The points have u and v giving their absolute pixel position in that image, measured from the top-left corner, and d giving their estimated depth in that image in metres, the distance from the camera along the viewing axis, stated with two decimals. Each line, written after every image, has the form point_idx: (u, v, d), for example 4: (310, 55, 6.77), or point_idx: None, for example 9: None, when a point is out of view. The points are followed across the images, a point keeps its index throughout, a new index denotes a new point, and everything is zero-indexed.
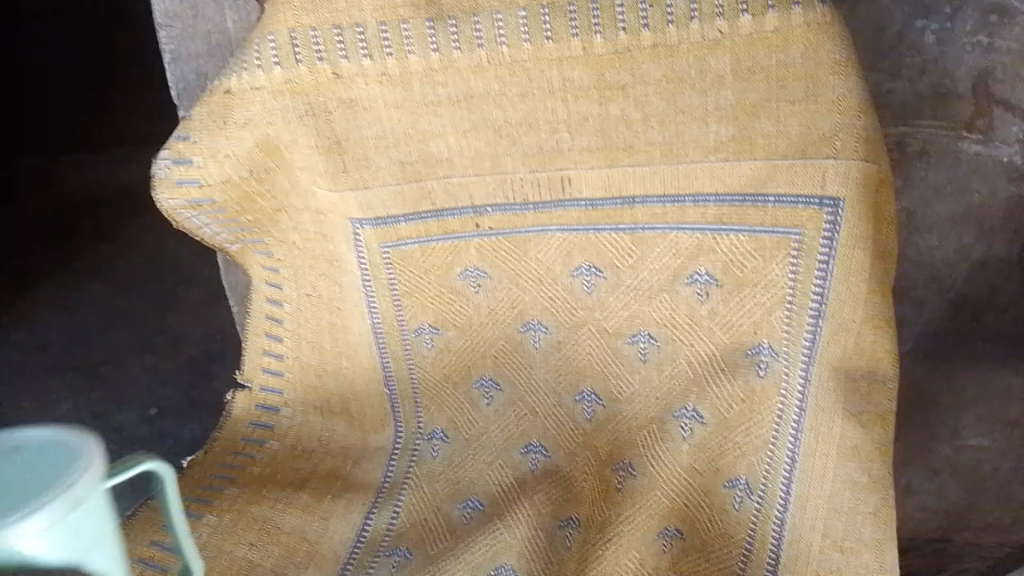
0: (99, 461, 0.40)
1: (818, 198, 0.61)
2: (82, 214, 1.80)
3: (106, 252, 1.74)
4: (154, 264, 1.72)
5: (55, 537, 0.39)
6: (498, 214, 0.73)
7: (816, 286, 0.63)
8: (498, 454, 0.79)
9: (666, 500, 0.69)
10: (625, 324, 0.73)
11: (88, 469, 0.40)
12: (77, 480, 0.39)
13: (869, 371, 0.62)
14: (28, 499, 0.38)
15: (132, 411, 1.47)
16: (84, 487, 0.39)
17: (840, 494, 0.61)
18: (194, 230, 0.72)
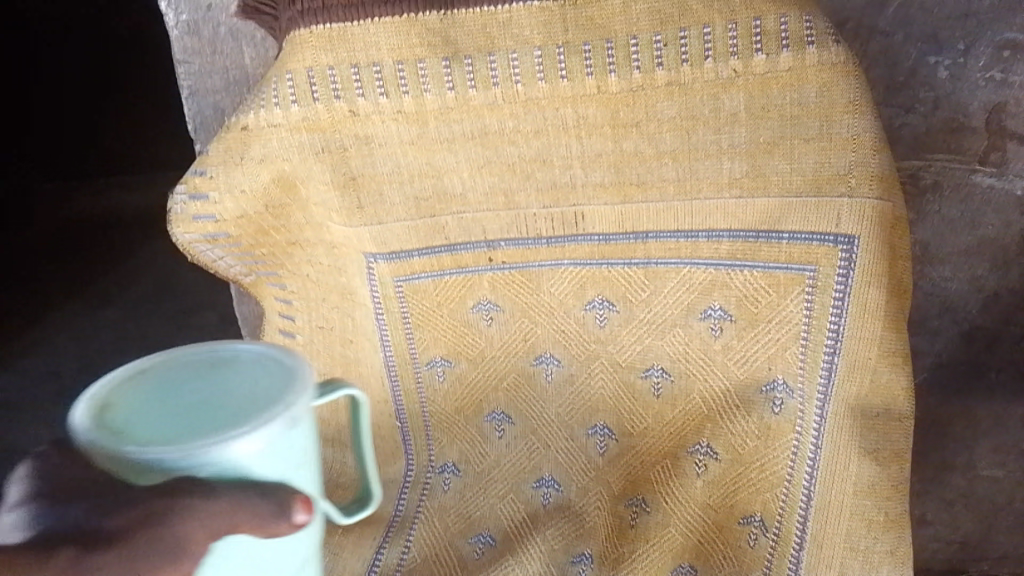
0: (309, 380, 0.39)
1: (833, 236, 0.61)
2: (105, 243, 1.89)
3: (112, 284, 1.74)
4: (163, 287, 1.77)
5: (273, 454, 0.36)
6: (512, 248, 0.73)
7: (831, 323, 0.62)
8: (509, 488, 0.78)
9: (680, 536, 0.69)
10: (638, 358, 0.73)
11: (303, 386, 0.38)
12: (295, 395, 0.37)
13: (885, 409, 0.61)
14: (255, 400, 0.37)
15: None
16: (300, 404, 0.37)
17: (856, 532, 0.61)
18: (208, 263, 0.72)
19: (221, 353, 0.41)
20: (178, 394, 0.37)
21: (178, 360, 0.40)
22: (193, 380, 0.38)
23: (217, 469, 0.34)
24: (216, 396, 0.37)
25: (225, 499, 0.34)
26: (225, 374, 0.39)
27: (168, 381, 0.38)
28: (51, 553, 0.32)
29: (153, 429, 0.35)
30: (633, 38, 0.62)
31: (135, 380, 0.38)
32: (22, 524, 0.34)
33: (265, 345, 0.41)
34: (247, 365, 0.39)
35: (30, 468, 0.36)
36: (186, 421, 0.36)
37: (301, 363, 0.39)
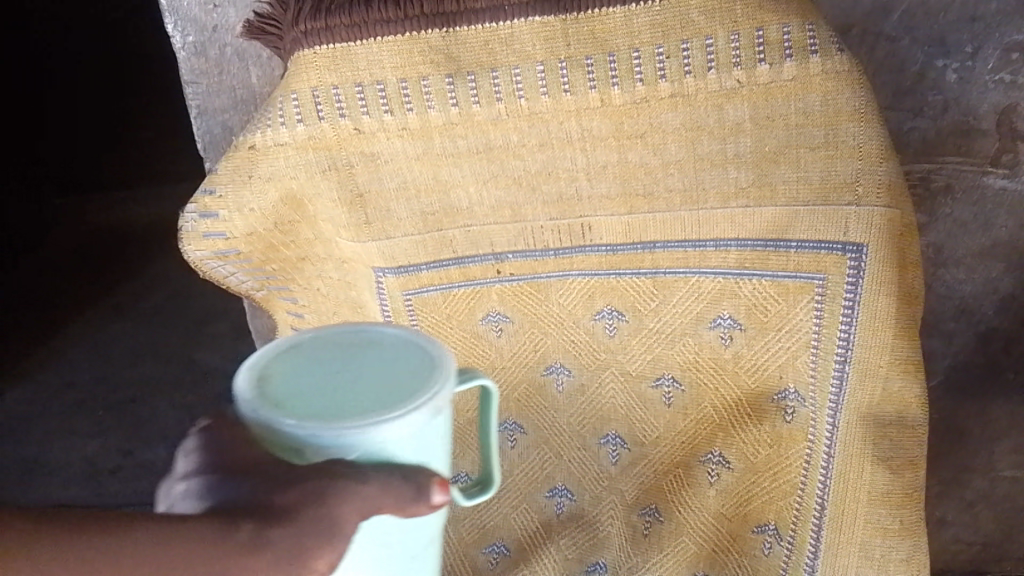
0: (451, 376, 0.40)
1: (841, 244, 0.61)
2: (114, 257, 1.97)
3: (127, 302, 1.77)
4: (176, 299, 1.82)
5: (413, 441, 0.39)
6: (520, 260, 0.73)
7: (841, 332, 0.62)
8: (522, 497, 0.78)
9: (693, 545, 0.70)
10: (649, 367, 0.73)
11: (444, 380, 0.40)
12: (439, 391, 0.39)
13: (898, 417, 0.61)
14: (404, 385, 0.39)
15: (160, 448, 1.46)
16: (442, 398, 0.39)
17: (871, 541, 0.61)
18: (220, 278, 0.75)
19: (365, 332, 0.43)
20: (329, 371, 0.40)
21: (323, 337, 0.43)
22: (343, 358, 0.41)
23: (367, 449, 0.37)
24: (364, 376, 0.40)
25: (373, 485, 0.37)
26: (370, 355, 0.41)
27: (318, 355, 0.41)
28: (235, 526, 0.35)
29: (308, 406, 0.38)
30: (636, 52, 0.62)
31: (287, 354, 0.41)
32: (198, 494, 0.38)
33: (407, 330, 0.43)
34: (393, 348, 0.42)
35: (195, 439, 0.39)
36: (339, 398, 0.38)
37: (442, 351, 0.42)
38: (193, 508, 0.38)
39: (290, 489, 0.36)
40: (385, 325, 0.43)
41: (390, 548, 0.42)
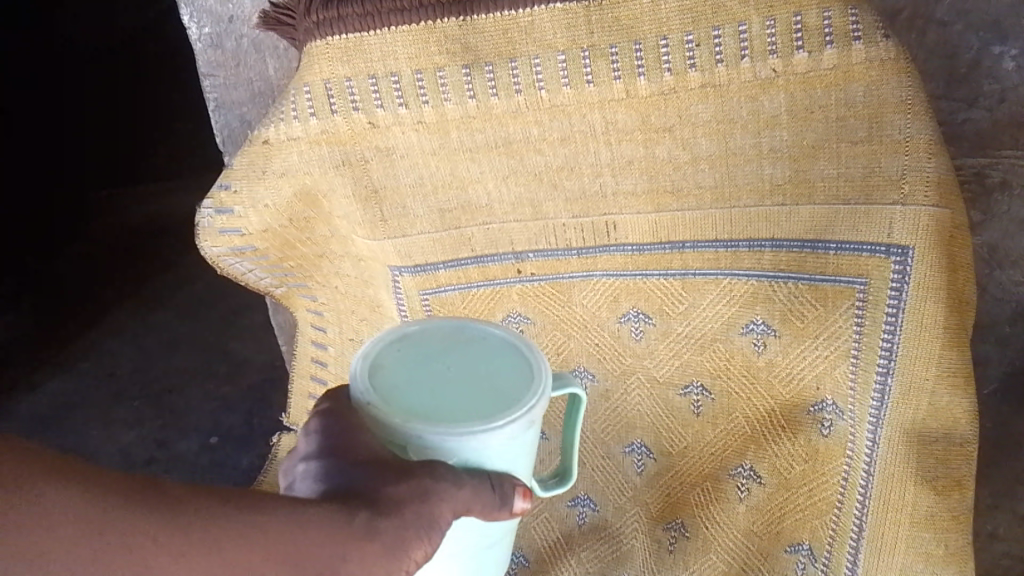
0: (547, 392, 0.44)
1: (884, 246, 0.56)
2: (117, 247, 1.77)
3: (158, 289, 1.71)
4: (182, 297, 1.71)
5: (505, 447, 0.43)
6: (541, 259, 0.70)
7: (884, 341, 0.57)
8: (545, 506, 0.76)
9: (722, 563, 0.65)
10: (677, 374, 0.69)
11: (540, 395, 0.43)
12: (535, 405, 0.42)
13: (945, 434, 0.56)
14: (503, 396, 0.42)
15: (191, 440, 1.44)
16: (537, 412, 0.43)
17: (912, 568, 0.57)
18: (239, 275, 0.76)
19: (469, 332, 0.46)
20: (434, 371, 0.44)
21: (428, 333, 0.46)
22: (447, 360, 0.44)
23: (464, 454, 0.42)
24: (469, 379, 0.43)
25: (467, 489, 0.41)
26: (473, 360, 0.44)
27: (424, 352, 0.45)
28: (352, 513, 0.37)
29: (417, 404, 0.42)
30: (664, 39, 0.58)
31: (396, 347, 0.45)
32: (316, 477, 0.39)
33: (510, 333, 0.46)
34: (493, 353, 0.45)
35: (318, 422, 0.41)
36: (444, 400, 0.42)
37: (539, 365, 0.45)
38: (310, 491, 0.39)
39: (402, 483, 0.39)
40: (487, 328, 0.47)
41: (462, 548, 0.47)
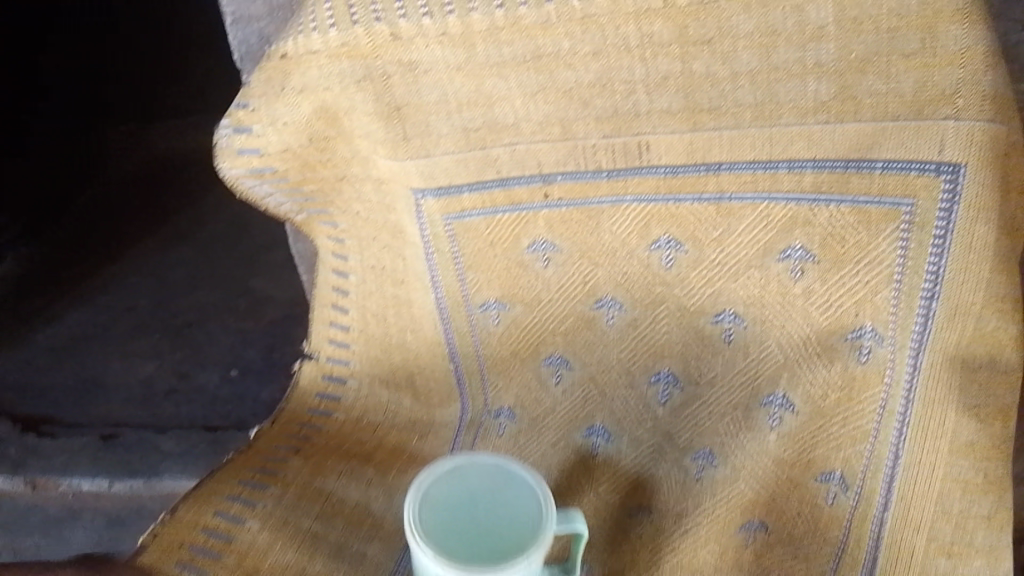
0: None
1: (934, 164, 0.55)
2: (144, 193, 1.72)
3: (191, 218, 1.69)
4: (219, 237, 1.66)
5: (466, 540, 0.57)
6: (569, 182, 0.68)
7: (930, 265, 0.56)
8: (561, 435, 0.76)
9: (751, 491, 0.66)
10: (709, 303, 0.68)
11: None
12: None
13: (989, 360, 0.56)
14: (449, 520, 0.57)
15: (212, 372, 1.43)
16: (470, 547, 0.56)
17: (949, 495, 0.57)
18: (258, 199, 0.74)
19: (506, 474, 0.60)
20: (487, 472, 0.60)
21: (476, 467, 0.61)
22: (487, 470, 0.60)
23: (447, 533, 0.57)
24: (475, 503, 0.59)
25: None
26: (503, 502, 0.59)
27: (467, 493, 0.59)
28: None
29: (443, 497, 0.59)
30: None
31: (452, 476, 0.60)
32: None
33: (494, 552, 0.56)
34: (513, 508, 0.59)
35: None
36: (461, 541, 0.57)
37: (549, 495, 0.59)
38: None
39: None
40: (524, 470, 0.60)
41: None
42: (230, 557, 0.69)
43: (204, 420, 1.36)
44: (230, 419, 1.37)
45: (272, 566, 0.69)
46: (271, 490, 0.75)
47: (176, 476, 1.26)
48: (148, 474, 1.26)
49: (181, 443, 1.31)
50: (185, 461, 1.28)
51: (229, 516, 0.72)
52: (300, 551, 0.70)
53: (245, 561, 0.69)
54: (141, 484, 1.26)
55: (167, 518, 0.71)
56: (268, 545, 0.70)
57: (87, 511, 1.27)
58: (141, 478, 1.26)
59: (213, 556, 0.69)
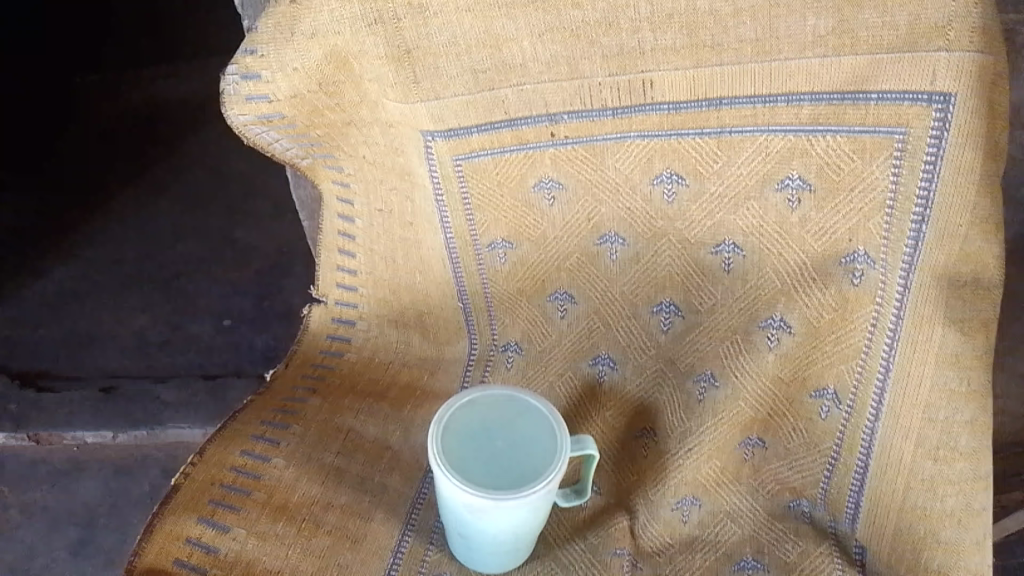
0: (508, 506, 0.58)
1: (927, 94, 0.58)
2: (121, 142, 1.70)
3: (169, 166, 1.68)
4: (201, 184, 1.65)
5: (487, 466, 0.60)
6: (575, 121, 0.70)
7: (920, 189, 0.60)
8: (567, 366, 0.81)
9: (749, 410, 0.72)
10: (709, 234, 0.71)
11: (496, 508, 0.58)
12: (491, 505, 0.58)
13: (974, 278, 0.60)
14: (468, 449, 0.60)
15: (204, 322, 1.45)
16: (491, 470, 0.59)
17: (936, 403, 0.62)
18: (266, 145, 0.76)
19: (519, 405, 0.63)
20: (501, 405, 0.63)
21: (488, 399, 0.64)
22: (501, 402, 0.64)
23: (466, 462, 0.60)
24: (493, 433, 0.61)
25: None
26: (517, 429, 0.62)
27: (480, 424, 0.62)
28: None
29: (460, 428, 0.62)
30: None
31: (464, 409, 0.63)
32: None
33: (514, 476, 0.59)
34: (527, 434, 0.62)
35: None
36: (481, 468, 0.60)
37: (559, 418, 0.62)
38: None
39: None
40: (533, 399, 0.63)
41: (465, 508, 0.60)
42: (259, 493, 0.70)
43: (200, 368, 1.38)
44: (228, 367, 1.39)
45: (300, 500, 0.70)
46: (293, 429, 0.76)
47: (181, 424, 1.28)
48: (152, 424, 1.28)
49: (182, 392, 1.33)
50: (186, 409, 1.30)
51: (256, 455, 0.73)
52: (326, 485, 0.73)
53: (273, 499, 0.70)
54: (145, 433, 1.28)
55: (195, 460, 0.71)
56: (295, 481, 0.72)
57: (93, 462, 1.29)
58: (145, 428, 1.28)
59: (244, 492, 0.69)
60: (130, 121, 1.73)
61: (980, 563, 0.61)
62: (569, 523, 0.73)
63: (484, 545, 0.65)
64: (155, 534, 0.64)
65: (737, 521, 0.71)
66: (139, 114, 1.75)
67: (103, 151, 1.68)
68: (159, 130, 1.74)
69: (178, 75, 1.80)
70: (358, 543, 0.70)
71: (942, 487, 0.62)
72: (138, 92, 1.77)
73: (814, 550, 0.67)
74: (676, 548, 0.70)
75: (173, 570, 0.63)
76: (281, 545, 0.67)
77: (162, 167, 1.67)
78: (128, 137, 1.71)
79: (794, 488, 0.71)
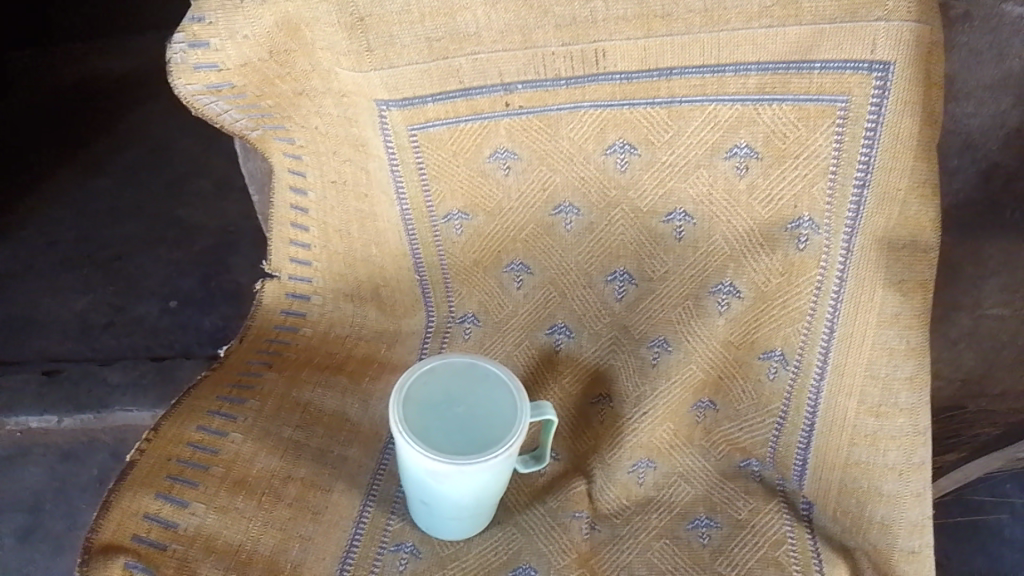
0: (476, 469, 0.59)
1: (867, 63, 0.60)
2: (56, 120, 1.63)
3: (107, 144, 1.62)
4: (142, 163, 1.60)
5: (453, 433, 0.60)
6: (529, 91, 0.71)
7: (862, 155, 0.63)
8: (524, 336, 0.82)
9: (701, 373, 0.75)
10: (661, 203, 0.72)
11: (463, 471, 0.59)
12: (460, 470, 0.59)
13: (912, 241, 0.63)
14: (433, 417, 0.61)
15: (149, 304, 1.42)
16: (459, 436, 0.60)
17: (878, 361, 0.65)
18: (214, 116, 0.75)
19: (481, 371, 0.64)
20: (465, 372, 0.64)
21: (448, 367, 0.64)
22: (463, 370, 0.64)
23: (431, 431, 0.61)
24: (457, 401, 0.62)
25: None
26: (478, 395, 0.63)
27: (441, 392, 0.63)
28: None
29: (423, 396, 0.62)
30: None
31: (424, 377, 0.63)
32: None
33: (480, 441, 0.60)
34: (489, 400, 0.62)
35: None
36: (443, 434, 0.60)
37: (519, 384, 0.63)
38: None
39: None
40: (493, 364, 0.64)
41: (432, 476, 0.61)
42: (217, 468, 0.69)
43: (148, 350, 1.36)
44: (175, 349, 1.37)
45: (259, 474, 0.70)
46: (250, 404, 0.75)
47: (127, 407, 1.25)
48: (97, 407, 1.24)
49: (128, 374, 1.30)
50: (134, 391, 1.27)
51: (212, 430, 0.72)
52: (285, 458, 0.72)
53: (232, 474, 0.69)
54: (91, 417, 1.25)
55: (151, 436, 0.70)
56: (253, 455, 0.71)
57: (37, 448, 1.26)
58: (90, 412, 1.24)
59: (201, 467, 0.69)
60: (66, 98, 1.66)
61: (920, 514, 0.65)
62: (529, 490, 0.74)
63: (446, 511, 0.66)
64: (111, 512, 0.64)
65: (690, 481, 0.73)
66: (75, 91, 1.68)
67: (37, 129, 1.61)
68: (97, 108, 1.67)
69: (116, 49, 1.74)
70: (319, 515, 0.70)
71: (885, 441, 0.66)
72: (73, 67, 1.70)
73: (763, 507, 0.70)
74: (632, 510, 0.73)
75: (130, 546, 0.62)
76: (241, 518, 0.67)
77: (101, 146, 1.62)
78: (64, 115, 1.64)
79: (744, 448, 0.74)
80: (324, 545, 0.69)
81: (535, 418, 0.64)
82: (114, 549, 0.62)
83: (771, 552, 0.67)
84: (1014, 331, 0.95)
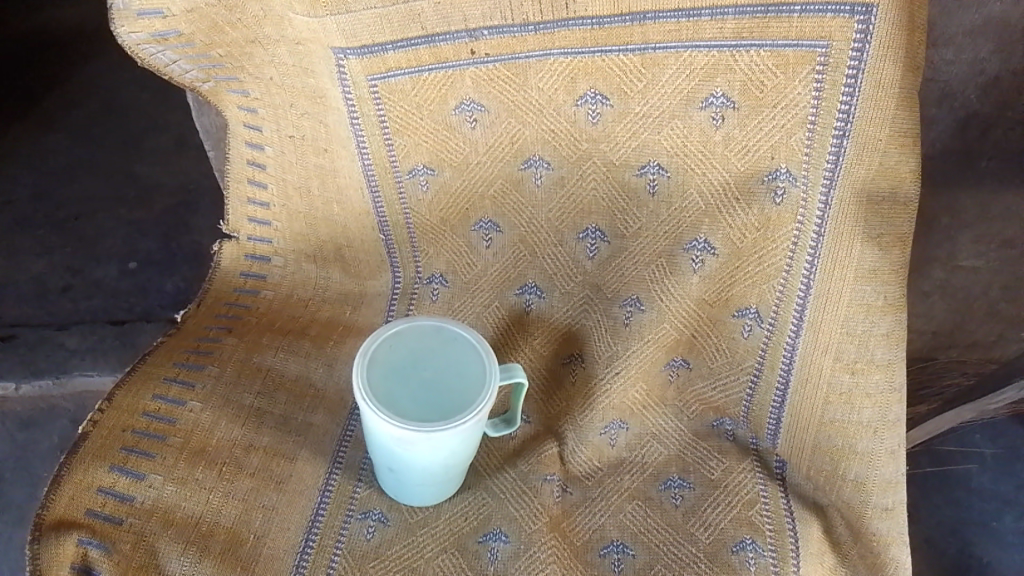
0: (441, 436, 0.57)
1: (849, 5, 0.58)
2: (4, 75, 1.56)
3: (58, 99, 1.55)
4: (96, 119, 1.53)
5: (418, 398, 0.58)
6: (496, 37, 0.67)
7: (842, 102, 0.61)
8: (494, 296, 0.79)
9: (674, 332, 0.73)
10: (634, 155, 0.70)
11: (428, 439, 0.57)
12: (424, 437, 0.57)
13: (891, 192, 0.61)
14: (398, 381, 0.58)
15: (108, 266, 1.37)
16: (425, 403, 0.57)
17: (854, 318, 0.64)
18: (161, 67, 0.71)
19: (449, 333, 0.61)
20: (432, 334, 0.61)
21: (415, 330, 0.61)
22: (431, 332, 0.61)
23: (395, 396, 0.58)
24: (424, 364, 0.60)
25: None
26: (447, 359, 0.60)
27: (406, 355, 0.60)
28: None
29: (388, 359, 0.60)
30: None
31: (389, 340, 0.60)
32: None
33: (448, 407, 0.57)
34: (457, 365, 0.60)
35: None
36: (408, 400, 0.58)
37: (488, 346, 0.61)
38: None
39: None
40: (461, 327, 0.61)
41: (395, 442, 0.59)
42: (176, 438, 0.66)
43: (107, 314, 1.31)
44: (136, 312, 1.32)
45: (219, 443, 0.68)
46: (209, 370, 0.72)
47: (88, 372, 1.22)
48: (56, 373, 1.21)
49: (87, 339, 1.25)
50: (95, 356, 1.23)
51: (169, 399, 0.69)
52: (246, 426, 0.69)
53: (191, 444, 0.66)
54: (50, 383, 1.21)
55: (104, 407, 0.67)
56: (213, 424, 0.68)
57: None
58: (50, 378, 1.21)
59: (159, 438, 0.66)
60: (13, 51, 1.58)
61: (894, 471, 0.65)
62: (500, 454, 0.73)
63: (413, 477, 0.64)
64: (63, 486, 0.61)
65: (663, 441, 0.72)
66: (23, 44, 1.60)
67: None
68: (46, 61, 1.59)
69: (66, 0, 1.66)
70: (284, 484, 0.68)
71: (860, 399, 0.65)
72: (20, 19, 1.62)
73: (736, 466, 0.70)
74: (603, 472, 0.71)
75: (84, 521, 0.60)
76: (201, 490, 0.64)
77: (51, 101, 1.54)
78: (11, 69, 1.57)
79: (718, 407, 0.73)
80: (289, 515, 0.67)
81: (504, 382, 0.62)
82: (67, 524, 0.60)
83: (744, 512, 0.67)
84: (987, 285, 0.94)
